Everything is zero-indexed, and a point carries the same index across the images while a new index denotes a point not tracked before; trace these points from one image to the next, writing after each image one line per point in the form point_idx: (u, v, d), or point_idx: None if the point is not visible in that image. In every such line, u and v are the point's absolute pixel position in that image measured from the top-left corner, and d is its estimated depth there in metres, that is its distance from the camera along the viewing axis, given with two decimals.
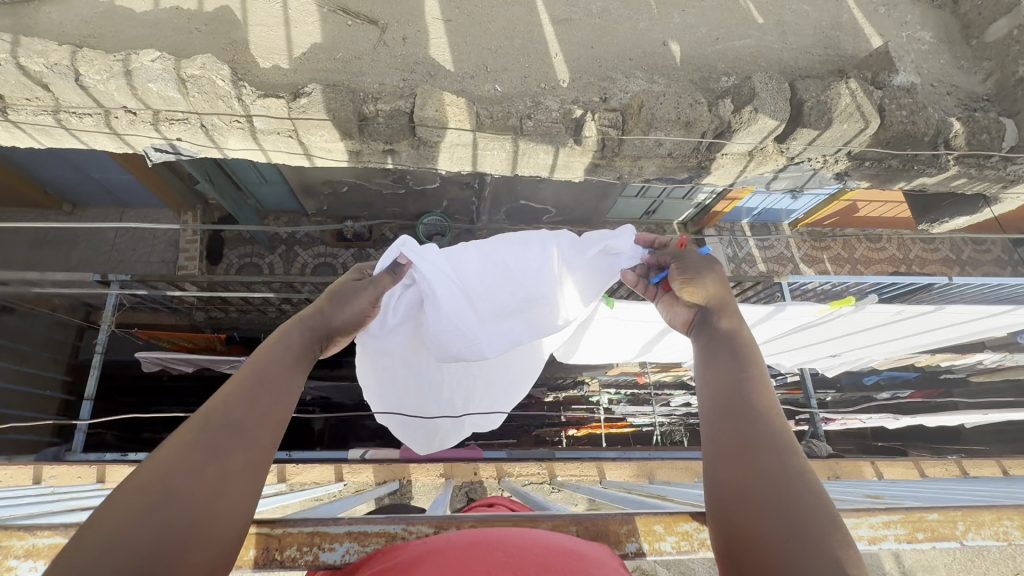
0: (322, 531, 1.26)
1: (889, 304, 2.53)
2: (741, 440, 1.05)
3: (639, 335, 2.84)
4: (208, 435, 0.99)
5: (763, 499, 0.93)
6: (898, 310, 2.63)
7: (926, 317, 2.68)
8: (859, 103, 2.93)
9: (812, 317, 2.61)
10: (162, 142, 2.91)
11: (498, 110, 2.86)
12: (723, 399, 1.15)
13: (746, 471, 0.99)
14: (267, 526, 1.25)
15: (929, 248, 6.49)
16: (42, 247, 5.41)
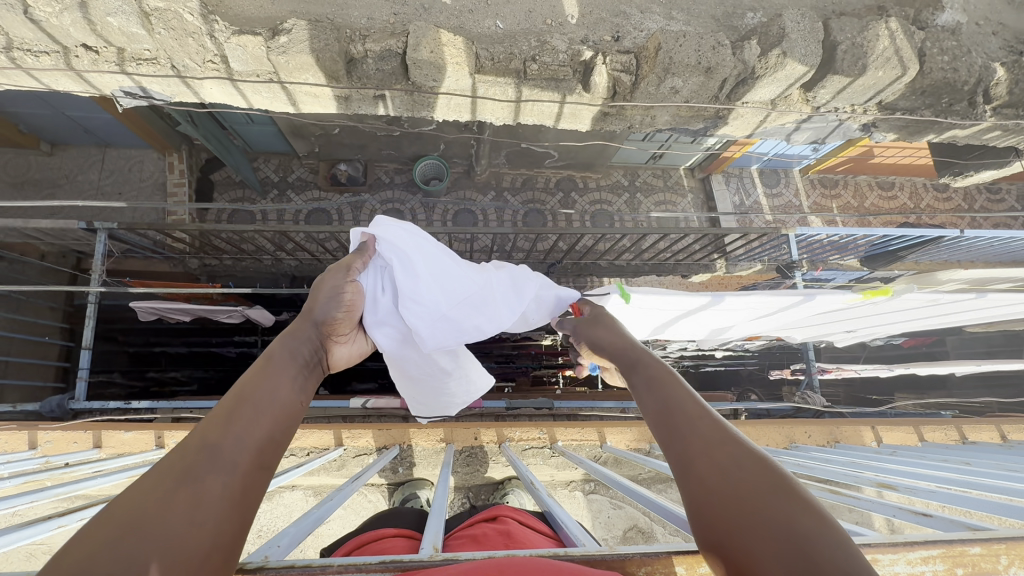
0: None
1: (926, 293, 2.44)
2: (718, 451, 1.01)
3: (653, 319, 2.58)
4: (188, 447, 0.96)
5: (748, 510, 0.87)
6: (935, 299, 2.55)
7: (963, 305, 2.58)
8: (899, 46, 2.66)
9: (840, 304, 2.54)
10: (132, 85, 2.65)
11: (500, 51, 2.59)
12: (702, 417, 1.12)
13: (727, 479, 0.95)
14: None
15: (942, 197, 6.26)
16: (25, 190, 5.03)
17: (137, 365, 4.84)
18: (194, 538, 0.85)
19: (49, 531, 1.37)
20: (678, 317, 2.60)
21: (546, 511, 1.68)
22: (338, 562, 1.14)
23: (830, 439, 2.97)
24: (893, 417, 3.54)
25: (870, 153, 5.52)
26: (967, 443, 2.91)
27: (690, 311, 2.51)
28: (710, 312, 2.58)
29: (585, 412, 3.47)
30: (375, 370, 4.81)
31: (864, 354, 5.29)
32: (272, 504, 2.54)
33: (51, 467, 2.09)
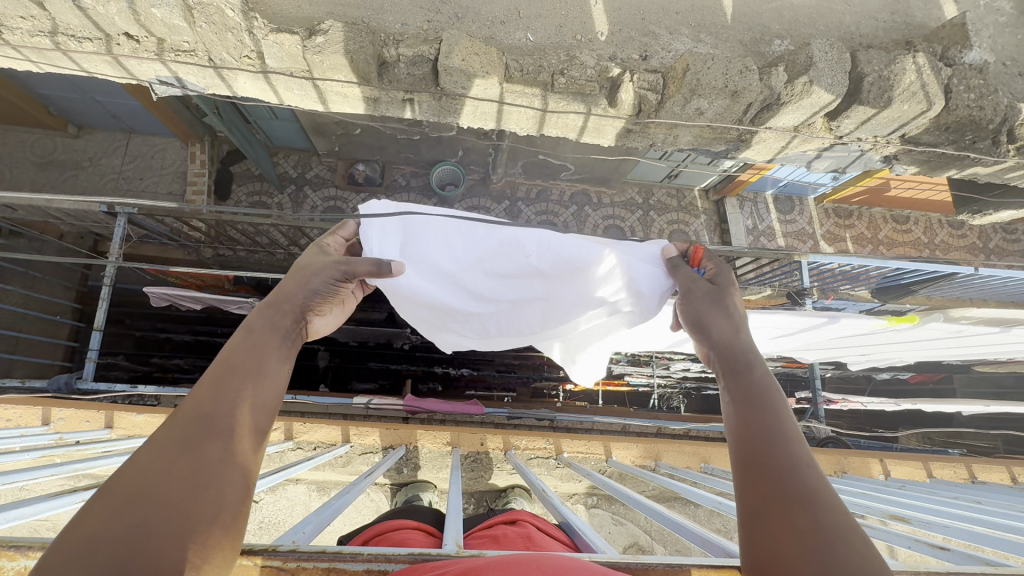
0: (338, 567, 1.18)
1: (947, 325, 2.47)
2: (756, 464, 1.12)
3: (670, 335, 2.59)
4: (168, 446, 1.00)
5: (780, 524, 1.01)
6: (957, 329, 2.57)
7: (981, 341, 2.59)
8: (925, 81, 2.68)
9: (866, 329, 2.53)
10: (167, 75, 2.71)
11: (529, 63, 2.64)
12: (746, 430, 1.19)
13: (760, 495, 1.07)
14: (278, 560, 1.17)
15: (957, 234, 6.24)
16: (49, 170, 5.12)
17: (145, 349, 4.88)
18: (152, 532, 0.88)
19: (77, 502, 1.43)
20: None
21: (561, 520, 1.69)
22: (367, 552, 1.21)
23: (836, 469, 2.94)
24: (898, 452, 3.51)
25: (888, 185, 5.51)
26: (976, 483, 2.88)
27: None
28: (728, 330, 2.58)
29: (588, 425, 3.46)
30: (379, 370, 4.81)
31: (870, 387, 5.26)
32: (275, 497, 2.55)
33: (64, 446, 2.12)
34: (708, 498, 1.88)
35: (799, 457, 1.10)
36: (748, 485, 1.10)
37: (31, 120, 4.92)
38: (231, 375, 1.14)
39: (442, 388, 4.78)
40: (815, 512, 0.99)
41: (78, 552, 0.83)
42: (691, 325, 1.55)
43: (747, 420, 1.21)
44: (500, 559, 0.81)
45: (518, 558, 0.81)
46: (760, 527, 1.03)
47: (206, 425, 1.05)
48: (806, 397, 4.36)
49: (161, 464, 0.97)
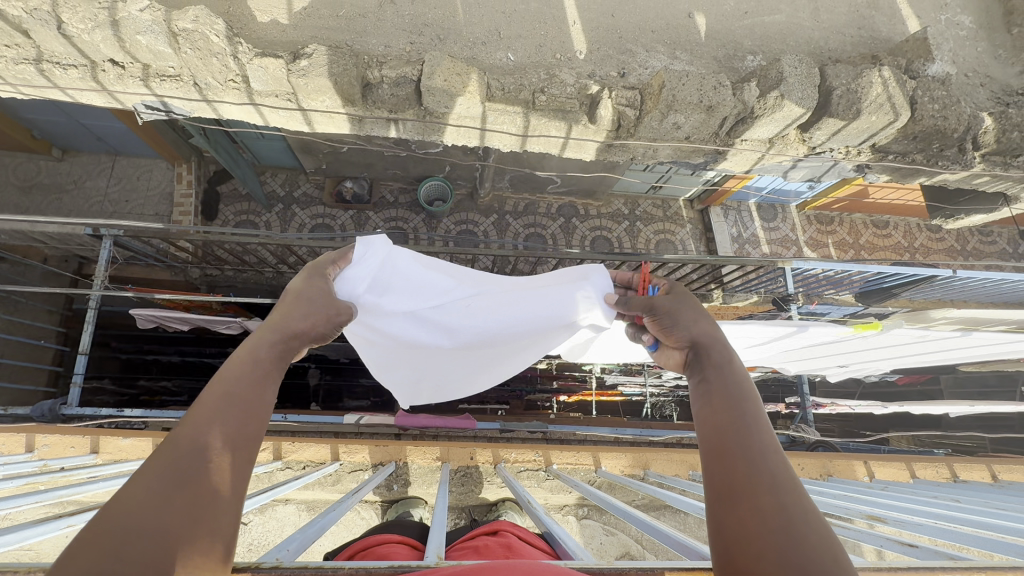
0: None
1: (918, 329, 2.55)
2: (726, 449, 1.15)
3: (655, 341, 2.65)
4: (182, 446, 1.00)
5: (743, 504, 1.03)
6: (923, 334, 2.65)
7: (952, 343, 2.69)
8: (891, 93, 2.78)
9: (833, 336, 2.57)
10: (153, 100, 2.74)
11: (510, 82, 2.71)
12: (724, 420, 1.22)
13: (733, 475, 1.09)
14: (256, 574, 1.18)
15: (936, 238, 6.39)
16: (33, 194, 5.10)
17: (130, 372, 4.85)
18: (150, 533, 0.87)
19: (62, 528, 1.43)
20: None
21: (544, 530, 1.72)
22: (347, 566, 1.21)
23: (823, 473, 2.99)
24: (885, 454, 3.56)
25: (865, 192, 5.65)
26: (958, 481, 2.94)
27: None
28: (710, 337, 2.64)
29: (579, 437, 3.47)
30: (370, 387, 4.80)
31: (858, 390, 5.33)
32: (265, 518, 2.54)
33: (48, 473, 2.10)
34: (694, 507, 1.91)
35: (766, 443, 1.13)
36: (722, 469, 1.12)
37: (15, 144, 4.91)
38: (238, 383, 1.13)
39: (434, 404, 4.78)
40: (781, 495, 1.02)
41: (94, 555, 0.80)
42: (661, 329, 1.61)
43: (723, 410, 1.24)
44: (472, 568, 0.83)
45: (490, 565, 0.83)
46: (726, 508, 1.05)
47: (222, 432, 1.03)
48: (794, 402, 4.41)
49: (175, 470, 0.94)
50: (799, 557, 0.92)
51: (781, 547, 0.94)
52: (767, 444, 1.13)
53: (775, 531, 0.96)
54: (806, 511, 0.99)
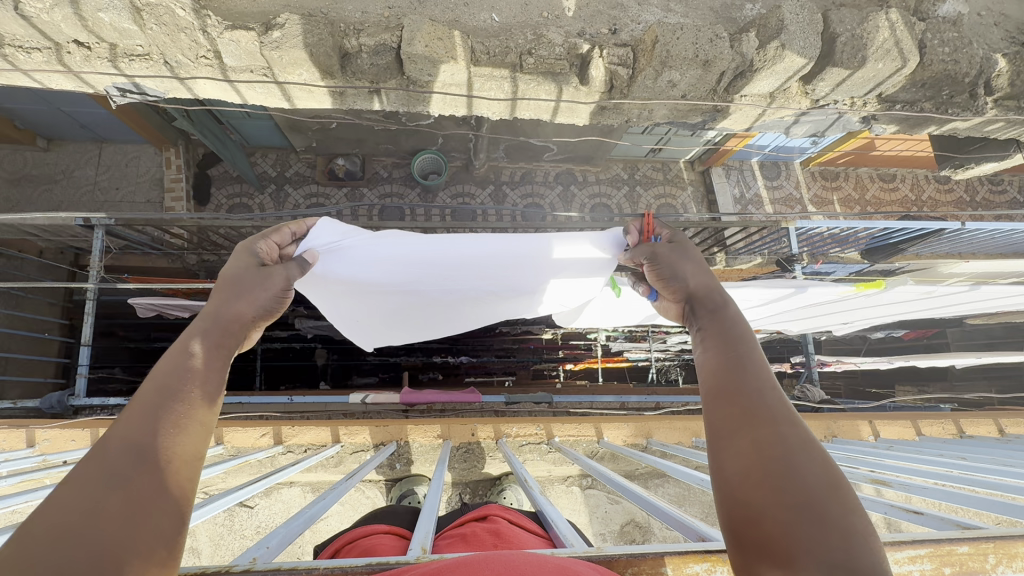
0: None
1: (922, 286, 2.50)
2: (725, 393, 1.10)
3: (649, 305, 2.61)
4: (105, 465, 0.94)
5: (754, 450, 0.97)
6: (931, 291, 2.58)
7: (959, 299, 2.62)
8: (899, 37, 2.63)
9: (839, 296, 2.51)
10: (125, 82, 2.62)
11: (496, 45, 2.57)
12: (720, 365, 1.17)
13: (729, 421, 1.05)
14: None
15: (944, 189, 6.22)
16: (21, 186, 5.01)
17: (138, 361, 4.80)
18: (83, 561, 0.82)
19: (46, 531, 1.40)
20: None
21: (538, 510, 1.70)
22: (323, 566, 1.18)
23: (827, 434, 2.98)
24: (891, 412, 3.55)
25: (871, 145, 5.48)
26: (965, 437, 2.92)
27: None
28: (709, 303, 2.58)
29: (584, 406, 3.47)
30: (375, 365, 4.80)
31: (864, 347, 5.29)
32: (271, 500, 2.58)
33: (50, 469, 2.11)
34: (695, 477, 1.89)
35: (763, 383, 1.09)
36: (719, 415, 1.07)
37: None
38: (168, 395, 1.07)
39: (441, 378, 4.79)
40: (780, 428, 0.99)
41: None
42: (659, 279, 1.60)
43: (724, 354, 1.19)
44: (460, 561, 0.80)
45: (480, 557, 0.82)
46: (729, 452, 1.01)
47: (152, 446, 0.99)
48: (799, 362, 4.38)
49: (95, 493, 0.89)
50: (803, 503, 0.87)
51: (792, 492, 0.89)
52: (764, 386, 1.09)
53: (782, 473, 0.92)
54: (812, 450, 0.95)
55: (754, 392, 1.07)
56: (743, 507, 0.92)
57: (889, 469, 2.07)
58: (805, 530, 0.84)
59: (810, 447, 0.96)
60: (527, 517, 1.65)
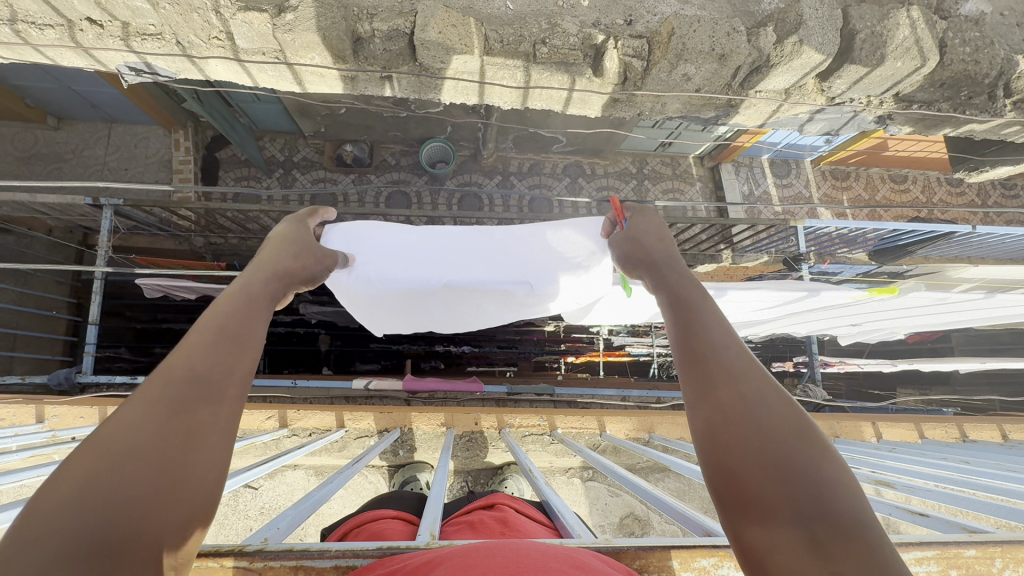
0: (306, 565, 1.18)
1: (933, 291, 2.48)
2: (694, 354, 1.08)
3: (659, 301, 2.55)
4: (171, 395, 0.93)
5: (729, 409, 0.95)
6: (942, 296, 2.55)
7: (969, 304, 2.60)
8: (919, 36, 2.60)
9: (846, 300, 2.48)
10: (137, 61, 2.61)
11: (510, 33, 2.54)
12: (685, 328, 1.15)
13: (701, 381, 1.03)
14: (246, 560, 1.19)
15: (956, 192, 6.16)
16: (31, 164, 5.02)
17: (144, 341, 4.83)
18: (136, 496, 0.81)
19: None
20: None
21: (543, 500, 1.71)
22: (335, 548, 1.20)
23: (829, 434, 2.99)
24: (893, 414, 3.54)
25: (884, 145, 5.41)
26: (968, 441, 2.92)
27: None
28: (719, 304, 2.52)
29: (586, 399, 3.49)
30: (379, 352, 4.83)
31: (867, 349, 5.26)
32: (275, 482, 2.61)
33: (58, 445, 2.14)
34: (695, 471, 1.90)
35: (722, 341, 1.08)
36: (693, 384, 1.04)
37: (8, 113, 4.80)
38: (211, 338, 1.06)
39: (443, 366, 4.81)
40: (739, 386, 0.98)
41: (64, 518, 0.74)
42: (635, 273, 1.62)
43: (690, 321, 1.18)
44: (463, 547, 0.82)
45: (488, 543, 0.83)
46: (702, 411, 0.98)
47: (202, 384, 0.98)
48: (802, 361, 4.37)
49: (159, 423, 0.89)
50: (785, 457, 0.86)
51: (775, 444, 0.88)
52: (723, 345, 1.08)
53: (749, 428, 0.91)
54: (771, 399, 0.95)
55: (717, 353, 1.06)
56: (731, 478, 0.89)
57: (890, 471, 2.08)
58: (791, 492, 0.82)
59: (774, 396, 0.96)
60: (529, 506, 1.67)
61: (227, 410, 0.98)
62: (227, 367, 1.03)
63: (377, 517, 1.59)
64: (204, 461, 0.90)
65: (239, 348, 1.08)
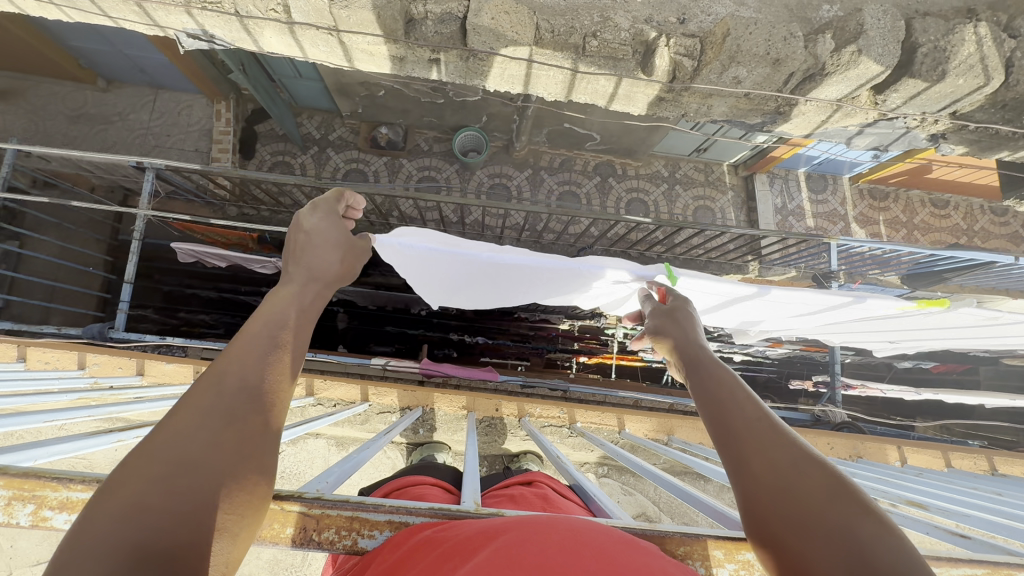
0: (361, 516, 1.20)
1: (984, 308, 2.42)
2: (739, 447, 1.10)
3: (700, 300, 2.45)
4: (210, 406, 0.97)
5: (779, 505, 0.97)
6: (994, 316, 2.47)
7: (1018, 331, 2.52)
8: (985, 53, 2.51)
9: (892, 311, 2.41)
10: (195, 27, 2.67)
11: (561, 24, 2.53)
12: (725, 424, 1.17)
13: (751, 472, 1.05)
14: (304, 505, 1.18)
15: (1000, 221, 5.94)
16: (80, 123, 5.17)
17: (176, 303, 4.97)
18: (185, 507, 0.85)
19: (110, 442, 1.56)
20: (720, 302, 2.43)
21: (575, 484, 1.73)
22: (389, 503, 1.21)
23: (851, 454, 2.94)
24: (914, 442, 3.47)
25: (929, 166, 5.26)
26: (996, 475, 2.85)
27: (734, 298, 2.35)
28: (758, 303, 2.46)
29: (600, 397, 3.52)
30: (395, 334, 4.88)
31: (889, 374, 5.15)
32: (297, 449, 2.68)
33: (96, 394, 2.21)
34: (718, 472, 1.91)
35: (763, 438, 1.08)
36: (732, 457, 1.10)
37: (61, 72, 4.93)
38: (260, 349, 1.11)
39: (455, 355, 4.82)
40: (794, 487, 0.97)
41: (121, 523, 0.79)
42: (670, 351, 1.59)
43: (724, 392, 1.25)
44: (519, 520, 0.80)
45: (537, 522, 0.78)
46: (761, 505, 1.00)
47: (251, 395, 1.03)
48: (822, 382, 4.30)
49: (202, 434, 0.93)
50: (841, 518, 0.89)
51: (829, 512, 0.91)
52: (749, 416, 1.14)
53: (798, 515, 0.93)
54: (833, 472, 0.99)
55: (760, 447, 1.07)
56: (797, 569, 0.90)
57: (915, 495, 2.05)
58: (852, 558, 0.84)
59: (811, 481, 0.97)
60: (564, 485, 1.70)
61: (269, 422, 1.03)
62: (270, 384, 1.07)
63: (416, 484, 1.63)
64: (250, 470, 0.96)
65: (281, 360, 1.13)
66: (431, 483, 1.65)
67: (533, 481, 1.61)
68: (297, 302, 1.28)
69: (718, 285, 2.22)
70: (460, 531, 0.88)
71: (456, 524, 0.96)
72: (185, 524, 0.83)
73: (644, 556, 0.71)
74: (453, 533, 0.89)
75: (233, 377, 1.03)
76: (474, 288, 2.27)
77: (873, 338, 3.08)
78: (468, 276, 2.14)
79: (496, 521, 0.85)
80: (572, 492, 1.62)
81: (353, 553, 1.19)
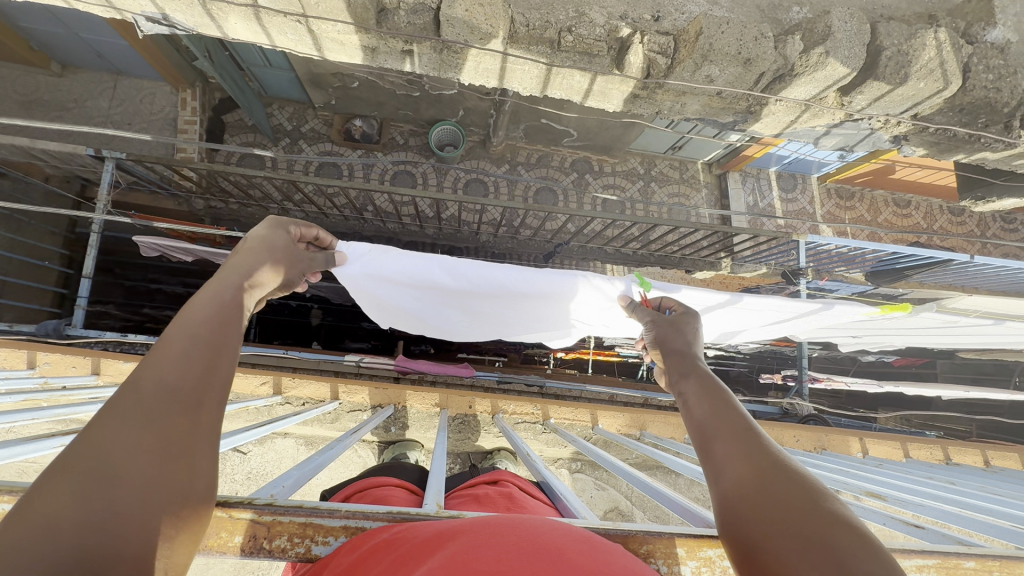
0: (315, 522, 1.17)
1: (945, 313, 2.52)
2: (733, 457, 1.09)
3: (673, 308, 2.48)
4: (148, 413, 0.90)
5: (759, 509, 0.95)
6: (953, 319, 2.58)
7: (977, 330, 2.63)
8: (944, 58, 2.59)
9: (856, 316, 2.50)
10: (154, 10, 2.54)
11: (537, 18, 2.50)
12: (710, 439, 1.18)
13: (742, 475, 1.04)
14: (254, 512, 1.15)
15: (957, 221, 6.18)
16: (33, 110, 4.91)
17: (137, 299, 4.78)
18: (122, 521, 0.77)
19: (54, 447, 1.45)
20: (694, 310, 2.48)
21: (543, 481, 1.76)
22: (344, 509, 1.19)
23: (817, 446, 3.04)
24: (876, 433, 3.60)
25: (892, 167, 5.44)
26: (951, 464, 2.98)
27: (709, 307, 2.40)
28: (729, 312, 2.50)
29: (575, 392, 3.55)
30: (368, 331, 4.81)
31: (853, 368, 5.31)
32: (264, 448, 2.62)
33: (44, 396, 2.11)
34: (688, 467, 1.93)
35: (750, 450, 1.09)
36: (712, 462, 1.12)
37: (11, 55, 4.66)
38: (191, 349, 1.03)
39: (432, 351, 4.78)
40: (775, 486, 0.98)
41: (46, 535, 0.71)
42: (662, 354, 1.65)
43: (704, 401, 1.29)
44: (473, 522, 0.78)
45: (485, 526, 0.75)
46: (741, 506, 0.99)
47: (180, 398, 0.95)
48: (790, 375, 4.42)
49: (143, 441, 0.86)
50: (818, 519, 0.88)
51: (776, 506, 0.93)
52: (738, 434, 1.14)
53: (776, 513, 0.92)
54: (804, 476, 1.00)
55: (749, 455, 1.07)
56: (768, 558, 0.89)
57: (875, 485, 2.13)
58: (815, 543, 0.84)
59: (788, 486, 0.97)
60: (530, 483, 1.69)
61: (202, 421, 0.96)
62: (209, 388, 1.00)
63: (382, 484, 1.61)
64: (185, 476, 0.89)
65: (212, 357, 1.05)
66: (395, 483, 1.63)
67: (500, 477, 1.61)
68: (228, 299, 1.20)
69: (685, 292, 2.27)
70: (421, 534, 0.85)
71: (420, 525, 0.93)
72: (116, 538, 0.75)
73: (605, 556, 0.71)
74: (415, 534, 0.87)
75: (155, 379, 0.94)
76: (437, 302, 2.23)
77: (836, 339, 3.17)
78: (422, 290, 2.11)
79: (456, 522, 0.83)
80: (536, 490, 1.62)
81: (307, 561, 1.16)
